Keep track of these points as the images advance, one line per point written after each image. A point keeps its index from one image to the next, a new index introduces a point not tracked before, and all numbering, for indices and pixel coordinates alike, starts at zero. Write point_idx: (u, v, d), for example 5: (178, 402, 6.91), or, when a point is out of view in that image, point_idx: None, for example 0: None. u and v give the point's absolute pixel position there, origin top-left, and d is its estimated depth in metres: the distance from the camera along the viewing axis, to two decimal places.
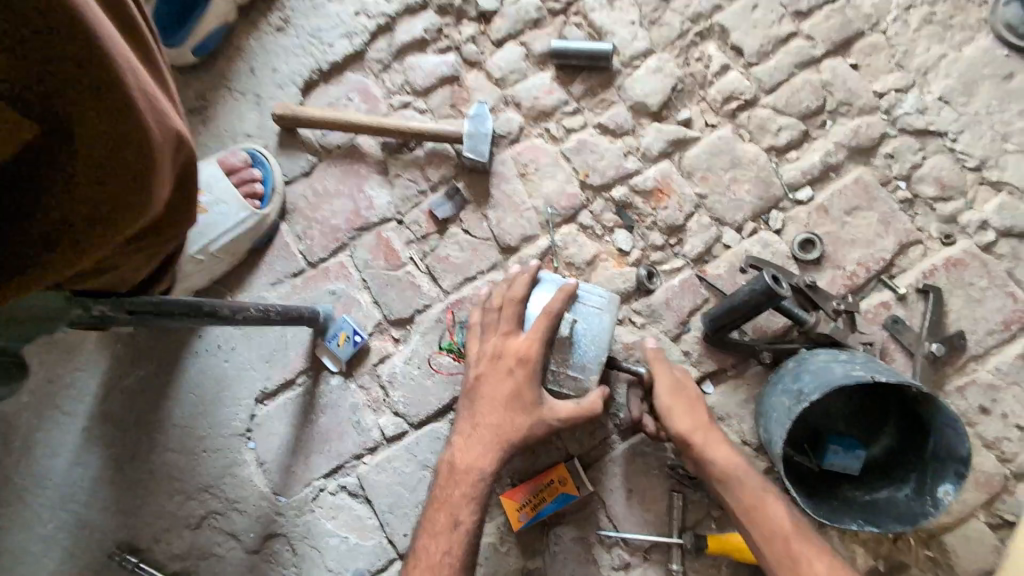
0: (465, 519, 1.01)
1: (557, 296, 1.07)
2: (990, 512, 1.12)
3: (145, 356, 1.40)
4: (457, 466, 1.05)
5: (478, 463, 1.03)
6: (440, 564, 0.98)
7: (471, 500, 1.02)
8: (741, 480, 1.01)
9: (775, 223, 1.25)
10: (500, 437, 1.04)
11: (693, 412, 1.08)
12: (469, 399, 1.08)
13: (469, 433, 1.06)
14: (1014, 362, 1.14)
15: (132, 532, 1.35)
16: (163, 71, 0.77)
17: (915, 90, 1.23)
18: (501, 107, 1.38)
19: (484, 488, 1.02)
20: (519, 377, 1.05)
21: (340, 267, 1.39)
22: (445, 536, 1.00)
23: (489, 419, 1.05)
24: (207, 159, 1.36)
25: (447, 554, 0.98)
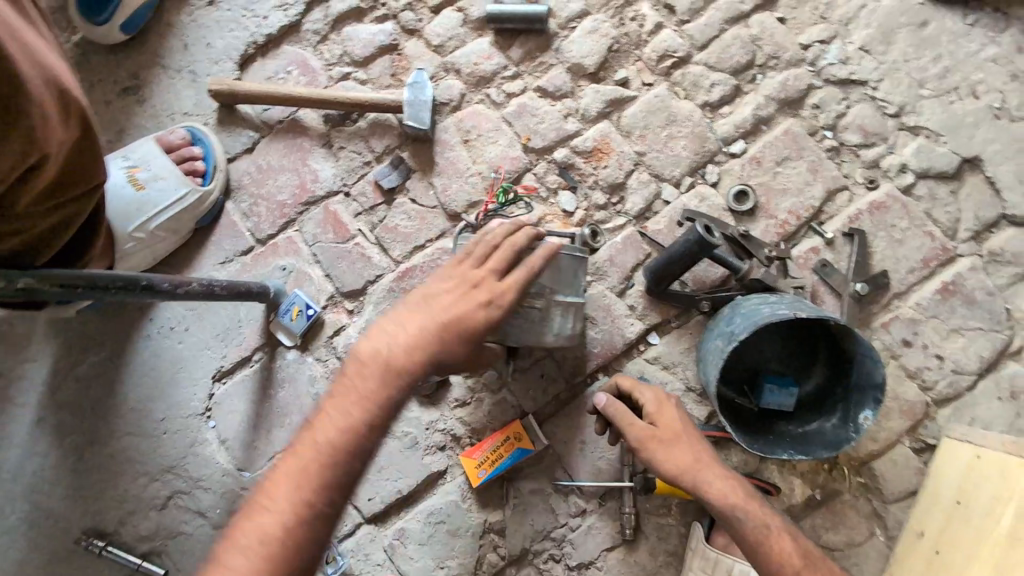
0: (348, 427, 0.87)
1: (542, 248, 0.99)
2: (914, 438, 1.20)
3: (97, 342, 1.39)
4: (363, 363, 0.91)
5: (385, 369, 0.90)
6: (303, 474, 0.85)
7: (361, 404, 0.89)
8: (742, 515, 0.95)
9: (711, 176, 1.30)
10: (424, 355, 0.92)
11: (678, 440, 1.02)
12: (398, 310, 0.96)
13: (379, 344, 0.93)
14: (933, 297, 1.21)
15: (97, 517, 1.35)
16: (32, 12, 0.79)
17: (838, 40, 1.28)
18: (441, 74, 1.39)
19: (384, 401, 0.89)
20: (477, 301, 0.95)
21: (290, 242, 1.38)
22: (320, 433, 0.87)
23: (418, 333, 0.93)
24: (150, 137, 1.33)
25: (312, 453, 0.86)
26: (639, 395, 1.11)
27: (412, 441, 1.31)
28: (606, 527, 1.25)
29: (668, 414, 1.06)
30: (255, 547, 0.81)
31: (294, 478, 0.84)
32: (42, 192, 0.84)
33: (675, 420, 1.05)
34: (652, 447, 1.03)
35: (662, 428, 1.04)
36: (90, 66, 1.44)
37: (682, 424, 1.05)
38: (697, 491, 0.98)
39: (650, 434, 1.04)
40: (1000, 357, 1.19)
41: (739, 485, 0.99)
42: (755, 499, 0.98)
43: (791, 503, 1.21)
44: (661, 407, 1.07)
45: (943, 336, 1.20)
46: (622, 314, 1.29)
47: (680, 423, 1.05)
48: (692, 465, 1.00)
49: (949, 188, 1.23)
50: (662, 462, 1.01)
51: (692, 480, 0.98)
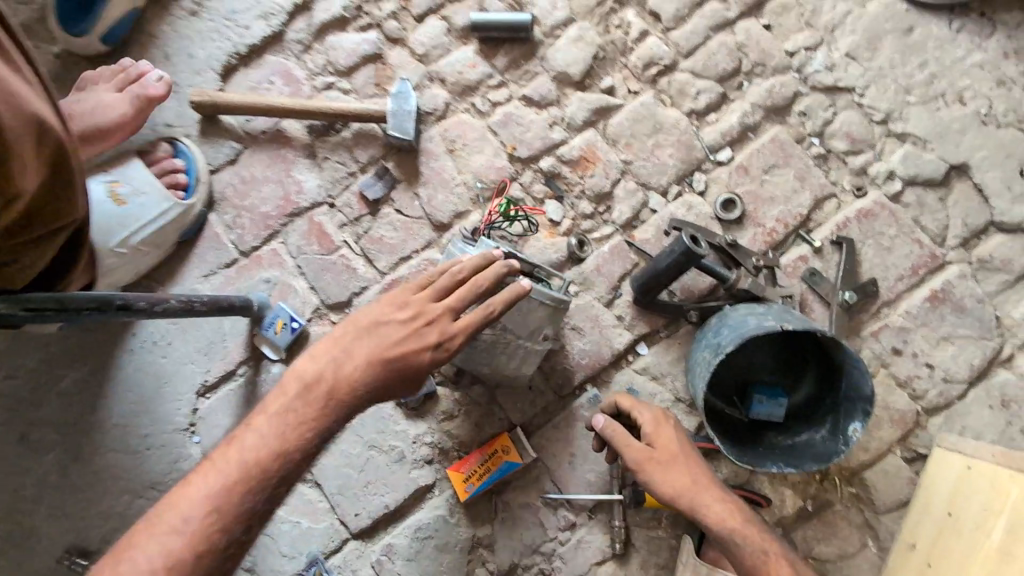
0: (260, 450, 0.85)
1: (509, 291, 0.99)
2: (905, 447, 1.19)
3: (80, 357, 1.37)
4: (303, 395, 0.90)
5: (328, 400, 0.90)
6: (205, 495, 0.81)
7: (282, 429, 0.87)
8: (739, 539, 0.96)
9: (698, 185, 1.29)
10: (360, 392, 0.91)
11: (677, 462, 1.02)
12: (351, 336, 0.94)
13: (334, 367, 0.92)
14: (923, 304, 1.20)
15: (81, 535, 1.33)
16: (9, 50, 0.78)
17: (824, 47, 1.27)
18: (426, 83, 1.37)
19: (312, 432, 0.88)
20: (419, 340, 0.95)
21: (274, 254, 1.37)
22: (230, 452, 0.85)
23: (357, 367, 0.92)
24: (129, 153, 1.31)
25: (217, 472, 0.83)
26: (637, 413, 1.08)
27: (399, 455, 1.29)
28: (596, 540, 1.23)
29: (666, 434, 1.05)
30: (148, 553, 0.78)
31: (193, 498, 0.81)
32: (13, 227, 0.82)
33: (674, 441, 1.04)
34: (650, 469, 1.02)
35: (660, 450, 1.03)
36: (70, 77, 1.42)
37: (680, 445, 1.04)
38: (695, 514, 0.98)
39: (649, 456, 1.02)
40: (990, 364, 1.18)
41: (737, 509, 0.99)
42: (753, 522, 0.98)
43: (782, 514, 1.20)
44: (659, 428, 1.06)
45: (933, 345, 1.19)
46: (610, 324, 1.27)
47: (678, 444, 1.04)
48: (690, 487, 1.00)
49: (937, 195, 1.22)
50: (660, 485, 1.00)
51: (689, 503, 0.98)
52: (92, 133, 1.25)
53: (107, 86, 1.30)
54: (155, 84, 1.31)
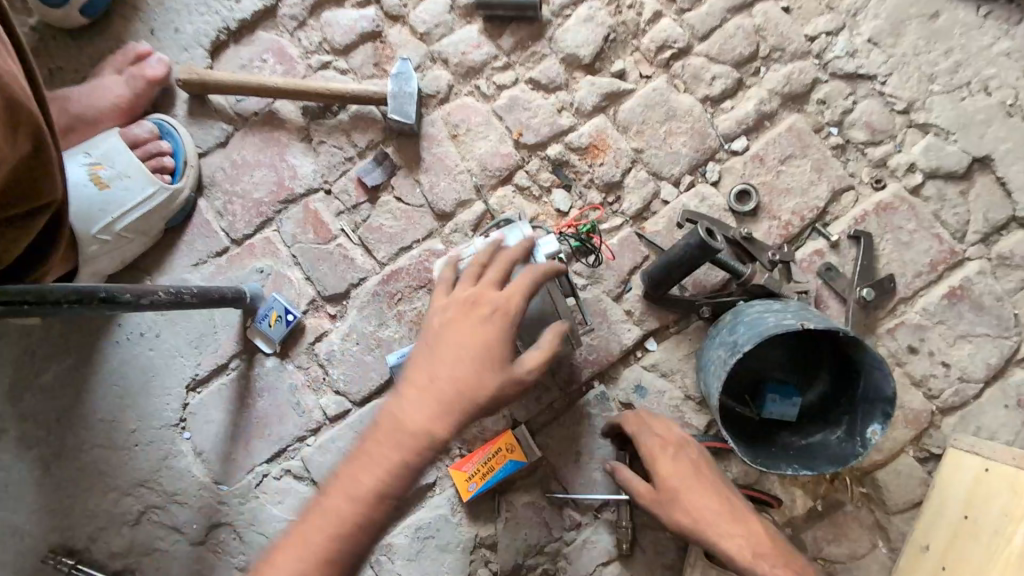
0: (369, 481, 0.84)
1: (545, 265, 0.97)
2: (918, 447, 1.17)
3: (62, 349, 1.30)
4: (398, 418, 0.87)
5: (427, 412, 0.86)
6: (319, 532, 0.82)
7: (385, 456, 0.85)
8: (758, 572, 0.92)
9: (711, 175, 1.24)
10: (462, 393, 0.87)
11: (680, 498, 0.98)
12: (427, 348, 0.91)
13: (424, 381, 0.88)
14: (940, 302, 1.17)
15: (66, 533, 1.28)
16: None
17: (846, 32, 1.21)
18: (428, 64, 1.30)
19: (419, 448, 0.85)
20: (494, 326, 0.90)
21: (267, 243, 1.30)
22: (343, 492, 0.84)
23: (449, 373, 0.88)
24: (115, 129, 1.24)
25: (334, 514, 0.83)
26: (639, 441, 1.05)
27: None
28: (602, 540, 1.20)
29: (668, 466, 1.01)
30: None
31: (315, 543, 0.81)
32: None
33: (677, 472, 1.00)
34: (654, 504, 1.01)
35: (661, 486, 1.00)
36: (47, 52, 1.33)
37: (683, 478, 1.00)
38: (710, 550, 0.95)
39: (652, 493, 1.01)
40: (1007, 364, 1.15)
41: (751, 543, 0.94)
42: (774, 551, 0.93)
43: (792, 514, 1.17)
44: (661, 459, 1.02)
45: (949, 343, 1.16)
46: (618, 319, 1.23)
47: (681, 477, 1.00)
48: (693, 522, 0.97)
49: (958, 188, 1.18)
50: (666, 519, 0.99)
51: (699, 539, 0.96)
52: (90, 117, 1.25)
53: (109, 69, 1.29)
54: (154, 67, 1.28)
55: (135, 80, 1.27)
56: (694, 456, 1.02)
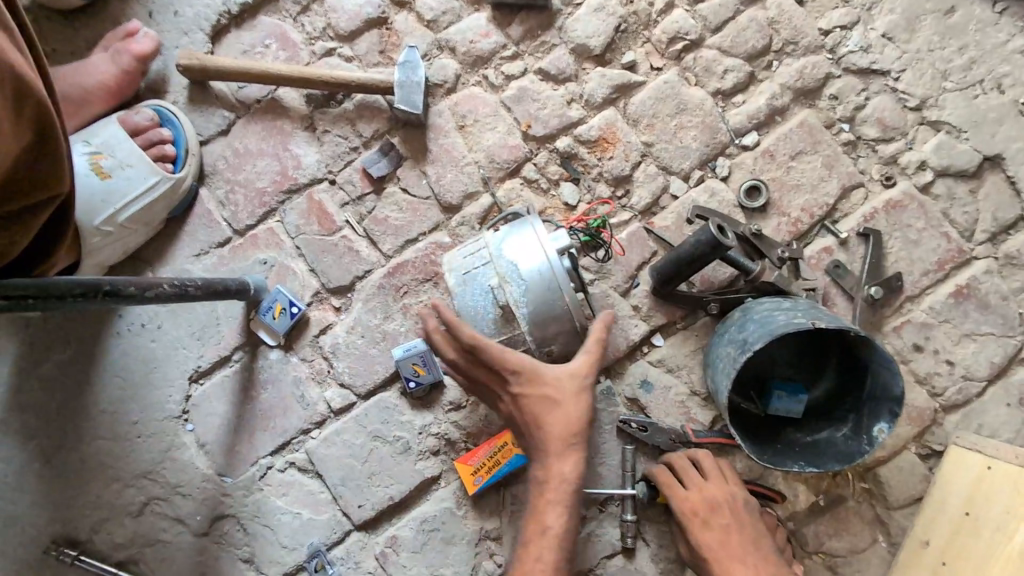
0: (552, 522, 1.02)
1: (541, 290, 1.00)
2: (921, 444, 1.18)
3: (62, 339, 1.29)
4: (538, 478, 1.05)
5: (556, 466, 1.03)
6: (539, 573, 1.00)
7: (556, 503, 1.03)
8: None
9: (721, 170, 1.23)
10: (565, 437, 1.03)
11: (715, 568, 1.05)
12: (523, 435, 1.08)
13: (538, 453, 1.06)
14: (947, 300, 1.17)
15: (68, 525, 1.27)
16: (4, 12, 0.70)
17: (860, 27, 1.20)
18: (435, 52, 1.28)
19: (567, 489, 1.03)
20: (529, 386, 1.03)
21: (270, 234, 1.29)
22: (543, 541, 1.02)
23: (549, 432, 1.04)
24: (115, 115, 1.21)
25: (540, 560, 1.01)
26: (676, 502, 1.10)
27: (405, 446, 1.25)
28: (606, 534, 1.21)
29: (703, 535, 1.07)
30: None
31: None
32: None
33: (713, 543, 1.07)
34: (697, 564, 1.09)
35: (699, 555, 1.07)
36: (41, 33, 1.29)
37: (716, 548, 1.06)
38: None
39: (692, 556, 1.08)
40: (1011, 362, 1.16)
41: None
42: None
43: (795, 509, 1.19)
44: (696, 529, 1.08)
45: (954, 342, 1.17)
46: (625, 315, 1.23)
47: (715, 547, 1.06)
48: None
49: (967, 187, 1.18)
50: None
51: None
52: (77, 96, 1.20)
53: (99, 49, 1.25)
54: (141, 42, 1.24)
55: (123, 56, 1.23)
56: (732, 522, 1.07)
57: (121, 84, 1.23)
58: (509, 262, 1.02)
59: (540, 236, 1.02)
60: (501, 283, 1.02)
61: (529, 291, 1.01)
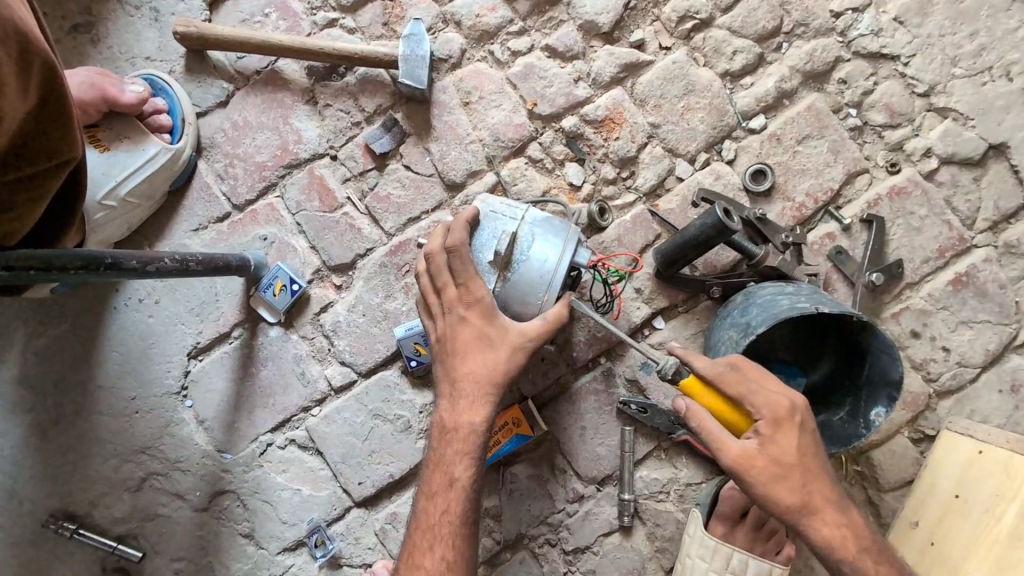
0: (461, 475, 0.97)
1: (530, 275, 0.99)
2: (913, 428, 1.20)
3: (59, 314, 1.27)
4: (446, 424, 1.00)
5: (466, 415, 0.98)
6: (442, 524, 0.97)
7: (465, 455, 0.98)
8: (852, 563, 0.90)
9: (727, 153, 1.22)
10: (483, 382, 0.98)
11: (788, 474, 0.90)
12: (441, 361, 1.02)
13: (450, 391, 1.00)
14: (946, 287, 1.18)
15: (66, 499, 1.27)
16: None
17: (871, 10, 1.19)
18: (439, 26, 1.25)
19: (476, 442, 0.98)
20: (474, 320, 0.98)
21: (270, 210, 1.26)
22: (450, 494, 0.97)
23: (470, 372, 0.98)
24: None
25: (447, 512, 0.97)
26: (749, 400, 0.91)
27: (406, 424, 1.25)
28: (604, 512, 1.23)
29: (786, 438, 0.90)
30: None
31: (443, 535, 0.96)
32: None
33: (794, 450, 0.90)
34: (753, 478, 0.90)
35: (769, 458, 0.90)
36: None
37: (800, 454, 0.90)
38: (805, 531, 0.91)
39: (751, 457, 0.90)
40: (1005, 350, 1.18)
41: (852, 538, 0.91)
42: (868, 551, 0.91)
43: None
44: (779, 430, 0.90)
45: (951, 329, 1.18)
46: (628, 297, 1.23)
47: (796, 453, 0.90)
48: (801, 507, 0.90)
49: (972, 175, 1.18)
50: (769, 502, 0.90)
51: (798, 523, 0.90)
52: None
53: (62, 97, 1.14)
54: (126, 93, 1.13)
55: (91, 90, 1.10)
56: (811, 427, 0.93)
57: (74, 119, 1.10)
58: (530, 229, 1.00)
59: (567, 242, 1.00)
60: (511, 233, 1.00)
61: (524, 268, 0.99)
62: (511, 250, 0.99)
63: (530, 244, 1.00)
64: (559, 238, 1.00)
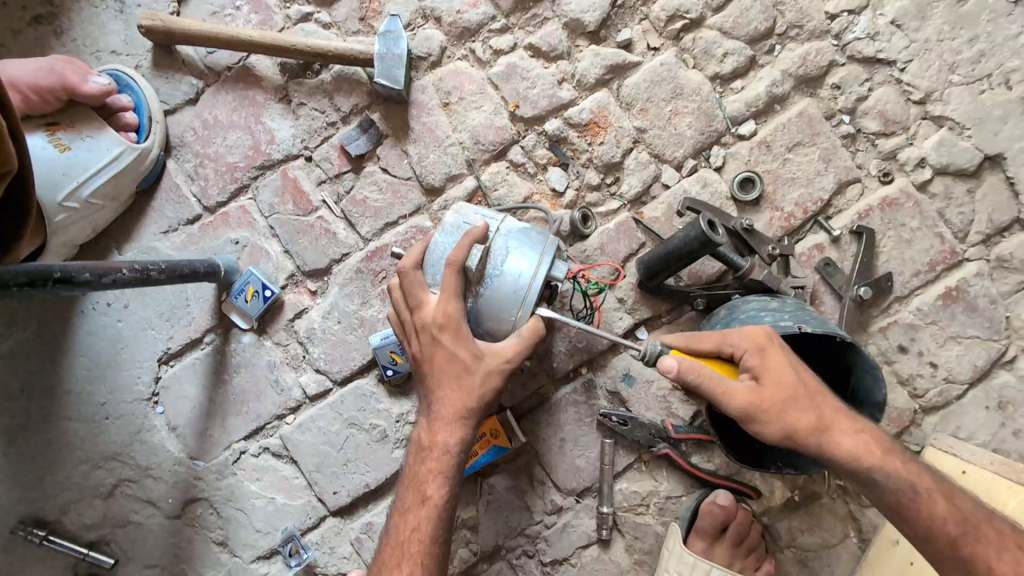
0: (433, 493, 0.96)
1: (504, 291, 0.95)
2: (898, 444, 1.17)
3: (25, 317, 1.24)
4: (423, 442, 0.98)
5: (442, 434, 0.96)
6: (411, 541, 0.95)
7: (438, 475, 0.96)
8: (884, 469, 0.88)
9: (716, 159, 1.18)
10: (459, 405, 0.95)
11: (794, 397, 0.87)
12: (419, 380, 0.99)
13: (428, 411, 0.98)
14: (935, 301, 1.15)
15: (37, 505, 1.24)
16: None
17: (868, 12, 1.14)
18: (418, 22, 1.20)
19: (451, 461, 0.96)
20: (446, 341, 0.94)
21: (242, 212, 1.22)
22: (421, 511, 0.96)
23: (445, 397, 0.96)
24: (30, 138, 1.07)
25: (417, 530, 0.95)
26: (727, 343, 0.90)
27: (382, 434, 1.23)
28: (582, 524, 1.21)
29: (775, 365, 0.88)
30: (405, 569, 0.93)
31: (412, 552, 0.94)
32: None
33: (791, 374, 0.88)
34: (764, 414, 0.86)
35: (771, 386, 0.87)
36: None
37: (795, 372, 0.88)
38: (833, 450, 0.87)
39: (754, 395, 0.87)
40: (993, 366, 1.15)
41: (874, 443, 0.89)
42: (893, 452, 0.89)
43: (770, 504, 1.20)
44: (767, 359, 0.88)
45: (939, 344, 1.16)
46: (610, 307, 1.19)
47: (791, 375, 0.87)
48: (820, 429, 0.87)
49: (966, 186, 1.14)
50: (790, 434, 0.87)
51: (825, 444, 0.87)
52: None
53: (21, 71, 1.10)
54: (89, 84, 1.09)
55: (50, 75, 1.06)
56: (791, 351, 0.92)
57: (29, 102, 1.06)
58: (504, 243, 0.97)
59: (542, 256, 0.96)
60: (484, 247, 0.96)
61: (496, 285, 0.96)
62: (484, 264, 0.95)
63: (505, 258, 0.96)
64: (534, 252, 0.96)
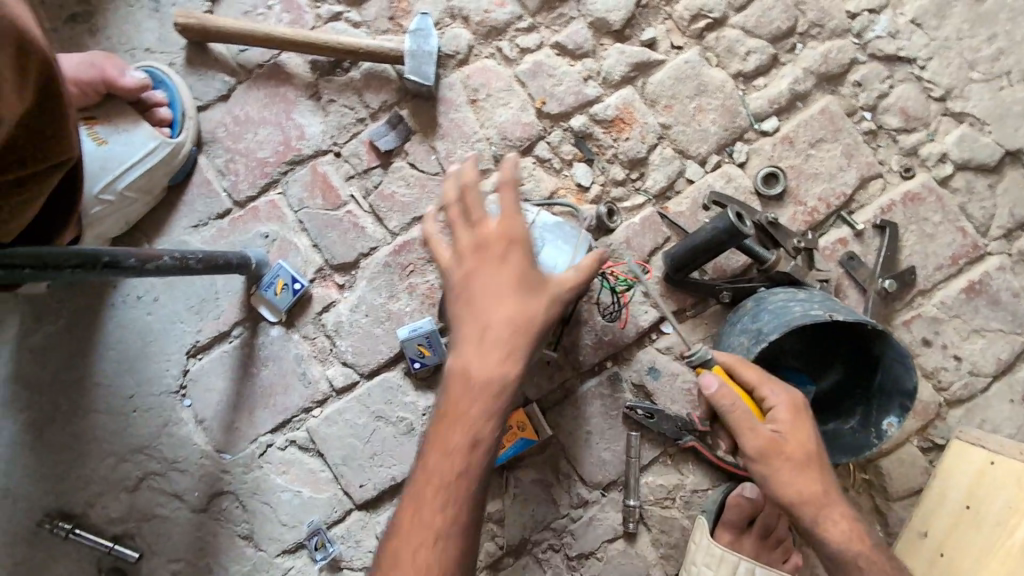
0: None
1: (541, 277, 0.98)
2: (923, 437, 1.18)
3: (56, 310, 1.25)
4: None
5: None
6: None
7: None
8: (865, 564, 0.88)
9: (739, 155, 1.20)
10: None
11: (806, 465, 0.90)
12: None
13: None
14: (958, 295, 1.17)
15: (63, 497, 1.24)
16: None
17: (888, 11, 1.17)
18: (447, 21, 1.22)
19: None
20: None
21: (272, 207, 1.24)
22: None
23: None
24: None
25: None
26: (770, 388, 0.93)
27: (408, 427, 1.23)
28: (608, 518, 1.22)
29: (801, 427, 0.91)
30: None
31: None
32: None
33: (812, 443, 0.91)
34: (775, 463, 0.89)
35: (792, 442, 0.90)
36: None
37: (816, 444, 0.91)
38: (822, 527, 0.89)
39: (775, 441, 0.90)
40: (1016, 359, 1.16)
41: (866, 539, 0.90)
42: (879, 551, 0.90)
43: None
44: (796, 419, 0.91)
45: (963, 337, 1.17)
46: (635, 301, 1.20)
47: (813, 443, 0.91)
48: (819, 502, 0.89)
49: (987, 181, 1.16)
50: (790, 493, 0.89)
51: (815, 516, 0.89)
52: None
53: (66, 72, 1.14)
54: (125, 77, 1.11)
55: (90, 69, 1.09)
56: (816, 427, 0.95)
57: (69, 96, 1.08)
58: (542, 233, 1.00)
59: (579, 248, 0.99)
60: None
61: None
62: None
63: (542, 246, 0.99)
64: (570, 244, 1.00)
